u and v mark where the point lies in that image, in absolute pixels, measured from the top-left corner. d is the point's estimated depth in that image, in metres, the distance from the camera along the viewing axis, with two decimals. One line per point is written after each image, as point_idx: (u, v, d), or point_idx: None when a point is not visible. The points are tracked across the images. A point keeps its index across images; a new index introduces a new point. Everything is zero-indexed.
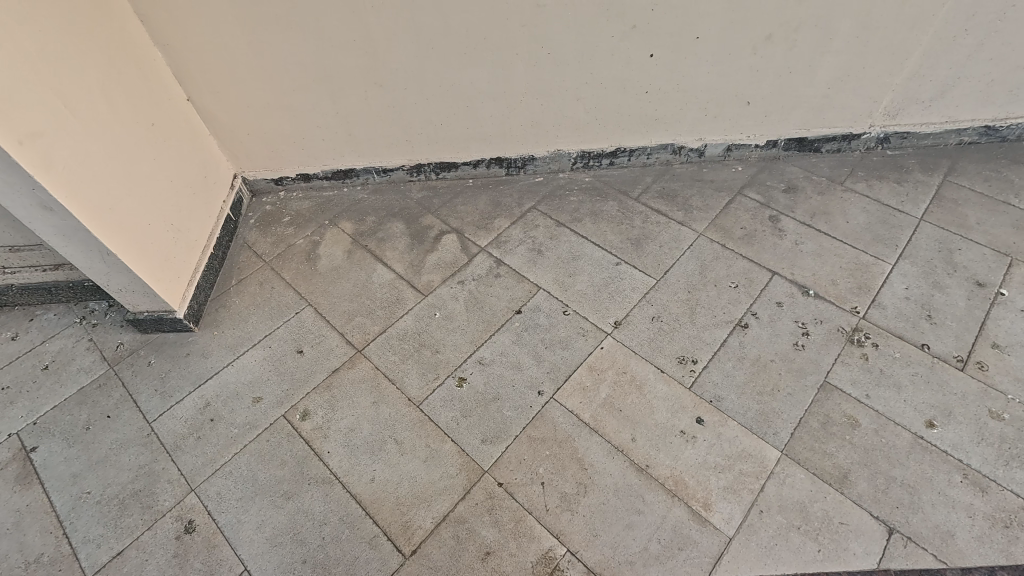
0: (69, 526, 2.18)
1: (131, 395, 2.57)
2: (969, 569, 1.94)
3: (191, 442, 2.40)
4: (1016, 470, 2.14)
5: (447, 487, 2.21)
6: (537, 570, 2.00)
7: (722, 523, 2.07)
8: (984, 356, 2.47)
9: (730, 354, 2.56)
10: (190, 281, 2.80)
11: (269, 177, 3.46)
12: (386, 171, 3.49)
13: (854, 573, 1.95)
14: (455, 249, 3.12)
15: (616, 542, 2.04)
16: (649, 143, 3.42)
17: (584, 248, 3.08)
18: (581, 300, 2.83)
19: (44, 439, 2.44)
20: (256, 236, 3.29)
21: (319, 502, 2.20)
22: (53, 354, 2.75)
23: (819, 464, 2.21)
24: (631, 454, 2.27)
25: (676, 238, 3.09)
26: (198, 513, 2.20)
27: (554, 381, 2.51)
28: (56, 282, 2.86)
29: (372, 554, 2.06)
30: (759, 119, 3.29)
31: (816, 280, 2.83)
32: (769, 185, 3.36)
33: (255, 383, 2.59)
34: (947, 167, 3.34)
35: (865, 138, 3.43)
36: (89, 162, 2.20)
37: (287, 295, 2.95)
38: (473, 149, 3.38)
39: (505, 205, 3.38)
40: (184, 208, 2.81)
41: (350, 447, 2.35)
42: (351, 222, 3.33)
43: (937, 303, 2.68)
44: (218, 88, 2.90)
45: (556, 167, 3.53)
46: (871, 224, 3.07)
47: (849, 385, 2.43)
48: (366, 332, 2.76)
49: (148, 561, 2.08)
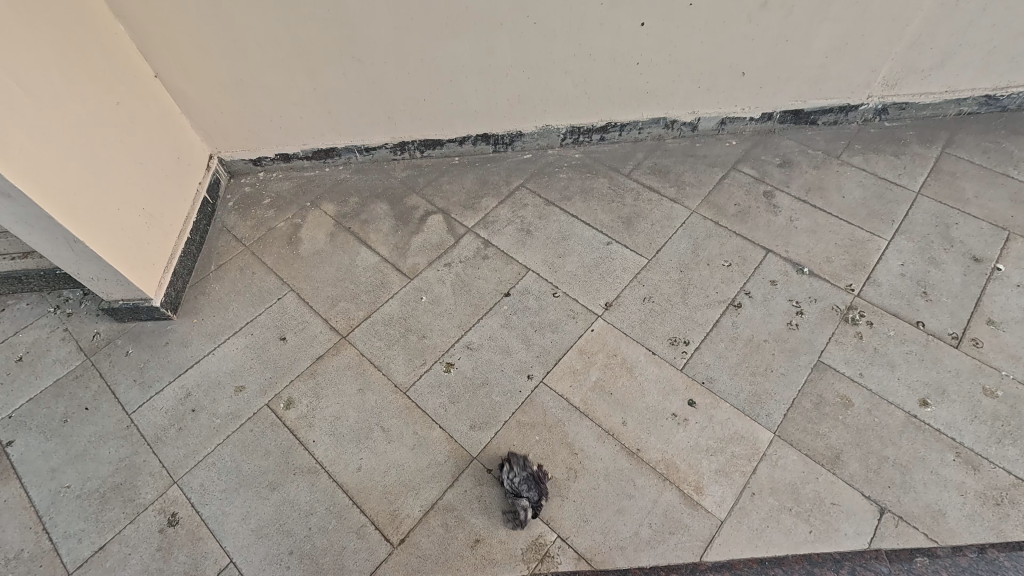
0: (49, 521, 2.14)
1: (109, 386, 2.50)
2: (959, 547, 1.94)
3: (172, 433, 2.34)
4: (1008, 448, 2.13)
5: (435, 474, 2.17)
6: (527, 556, 1.98)
7: (714, 506, 2.05)
8: (979, 333, 2.43)
9: (723, 334, 2.51)
10: (167, 267, 2.70)
11: (247, 158, 3.33)
12: (369, 150, 3.36)
13: (844, 554, 1.95)
14: (441, 230, 3.03)
15: (607, 527, 2.02)
16: (641, 117, 3.31)
17: (574, 227, 3.00)
18: (570, 282, 2.76)
19: (20, 433, 2.37)
20: (235, 220, 3.18)
21: (304, 492, 2.16)
22: (27, 345, 2.66)
23: (811, 445, 2.18)
24: (622, 438, 2.23)
25: (668, 216, 3.01)
26: (181, 505, 2.15)
27: (544, 366, 2.46)
28: (26, 271, 2.76)
29: (360, 544, 2.03)
30: (754, 90, 3.18)
31: (810, 258, 2.77)
32: (763, 159, 3.27)
33: (238, 372, 2.52)
34: (946, 139, 3.26)
35: (862, 109, 3.33)
36: (48, 146, 2.08)
37: (268, 280, 2.87)
38: (458, 126, 3.26)
39: (492, 183, 3.28)
40: (157, 192, 2.69)
41: (335, 436, 2.30)
42: (334, 204, 3.22)
43: (932, 280, 2.63)
44: (187, 64, 2.75)
45: (544, 143, 3.41)
46: (866, 199, 3.00)
47: (843, 365, 2.39)
48: (350, 318, 2.69)
49: (131, 555, 2.04)
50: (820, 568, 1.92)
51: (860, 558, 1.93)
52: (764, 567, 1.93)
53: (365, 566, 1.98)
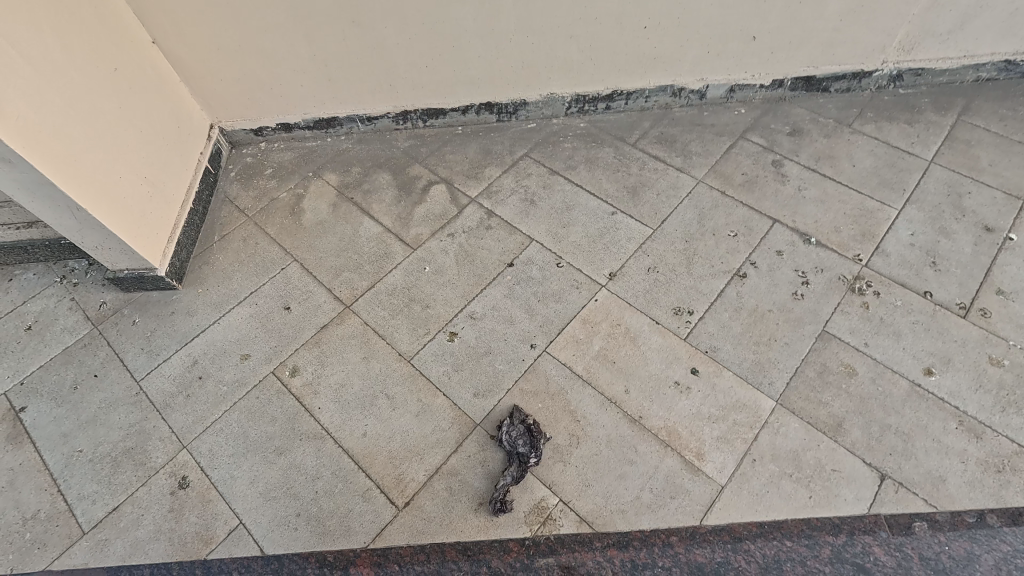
0: (63, 483, 2.19)
1: (117, 354, 2.53)
2: (958, 512, 1.96)
3: (180, 400, 2.38)
4: (1012, 417, 2.12)
5: (439, 440, 2.20)
6: (530, 519, 2.01)
7: (714, 472, 2.07)
8: (987, 303, 2.41)
9: (727, 304, 2.50)
10: (170, 237, 2.70)
11: (248, 127, 3.29)
12: (371, 120, 3.32)
13: (843, 518, 1.97)
14: (445, 201, 3.01)
15: (608, 491, 2.05)
16: (648, 85, 3.23)
17: (578, 197, 2.97)
18: (574, 252, 2.74)
19: (32, 400, 2.41)
20: (237, 190, 3.16)
21: (311, 458, 2.20)
22: (35, 314, 2.69)
23: (814, 413, 2.19)
24: (624, 406, 2.24)
25: (674, 186, 2.97)
26: (191, 469, 2.20)
27: (547, 335, 2.46)
28: (32, 241, 2.77)
29: (366, 507, 2.07)
30: (764, 56, 3.10)
31: (818, 228, 2.73)
32: (773, 128, 3.20)
33: (243, 340, 2.54)
34: (962, 106, 3.17)
35: (876, 75, 3.24)
36: (46, 112, 2.06)
37: (272, 251, 2.86)
38: (461, 94, 3.20)
39: (495, 153, 3.24)
40: (158, 161, 2.68)
41: (340, 403, 2.33)
42: (336, 174, 3.20)
43: (942, 250, 2.59)
44: (185, 30, 2.70)
45: (549, 112, 3.35)
46: (877, 168, 2.94)
47: (848, 334, 2.38)
48: (354, 288, 2.69)
49: (144, 516, 2.10)
50: (819, 532, 1.95)
51: (859, 523, 1.96)
52: (763, 531, 1.96)
53: (371, 528, 2.03)
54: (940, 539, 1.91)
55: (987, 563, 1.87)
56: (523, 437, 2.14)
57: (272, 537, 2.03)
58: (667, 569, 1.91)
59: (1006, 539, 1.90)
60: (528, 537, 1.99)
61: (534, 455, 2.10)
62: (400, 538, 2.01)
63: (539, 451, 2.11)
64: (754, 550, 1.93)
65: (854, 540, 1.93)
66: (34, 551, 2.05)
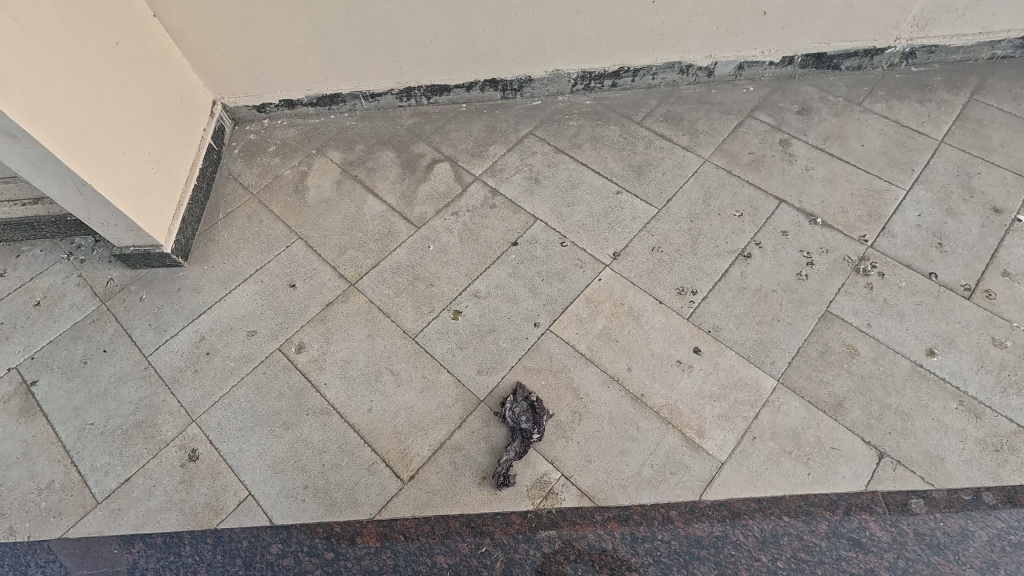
0: (76, 455, 2.24)
1: (125, 330, 2.56)
2: (955, 490, 1.98)
3: (188, 375, 2.41)
4: (1012, 397, 2.13)
5: (443, 416, 2.23)
6: (532, 493, 2.06)
7: (714, 449, 2.10)
8: (992, 285, 2.40)
9: (731, 284, 2.50)
10: (176, 214, 2.71)
11: (251, 104, 3.27)
12: (374, 96, 3.28)
13: (841, 495, 2.00)
14: (449, 179, 3.00)
15: (609, 467, 2.09)
16: (655, 62, 3.18)
17: (583, 176, 2.95)
18: (579, 231, 2.73)
19: (43, 374, 2.45)
20: (241, 167, 3.15)
21: (318, 432, 2.23)
22: (44, 290, 2.72)
23: (815, 392, 2.20)
24: (627, 383, 2.27)
25: (680, 165, 2.94)
26: (200, 442, 2.24)
27: (551, 313, 2.47)
28: (38, 217, 2.78)
29: (372, 480, 2.12)
30: (775, 32, 3.04)
31: (824, 208, 2.71)
32: (781, 106, 3.15)
33: (249, 317, 2.56)
34: (975, 85, 3.10)
35: (889, 53, 3.17)
36: (48, 86, 2.05)
37: (276, 228, 2.87)
38: (466, 70, 3.16)
39: (500, 131, 3.20)
40: (162, 138, 2.67)
41: (346, 379, 2.36)
42: (340, 151, 3.18)
43: (949, 231, 2.57)
44: (186, 2, 2.67)
45: (554, 90, 3.31)
46: (887, 148, 2.91)
47: (851, 315, 2.38)
48: (358, 266, 2.70)
49: (155, 487, 2.15)
50: (816, 508, 1.98)
51: (856, 499, 1.99)
52: (761, 506, 2.00)
53: (377, 500, 2.07)
54: (935, 516, 1.94)
55: (981, 539, 1.90)
56: (527, 413, 2.15)
57: (281, 508, 2.08)
58: (666, 542, 1.95)
59: (1001, 517, 1.93)
60: (530, 510, 2.03)
61: (538, 434, 2.13)
62: (405, 510, 2.05)
63: (542, 427, 2.14)
64: (752, 525, 1.97)
65: (851, 516, 1.96)
66: (50, 520, 2.11)
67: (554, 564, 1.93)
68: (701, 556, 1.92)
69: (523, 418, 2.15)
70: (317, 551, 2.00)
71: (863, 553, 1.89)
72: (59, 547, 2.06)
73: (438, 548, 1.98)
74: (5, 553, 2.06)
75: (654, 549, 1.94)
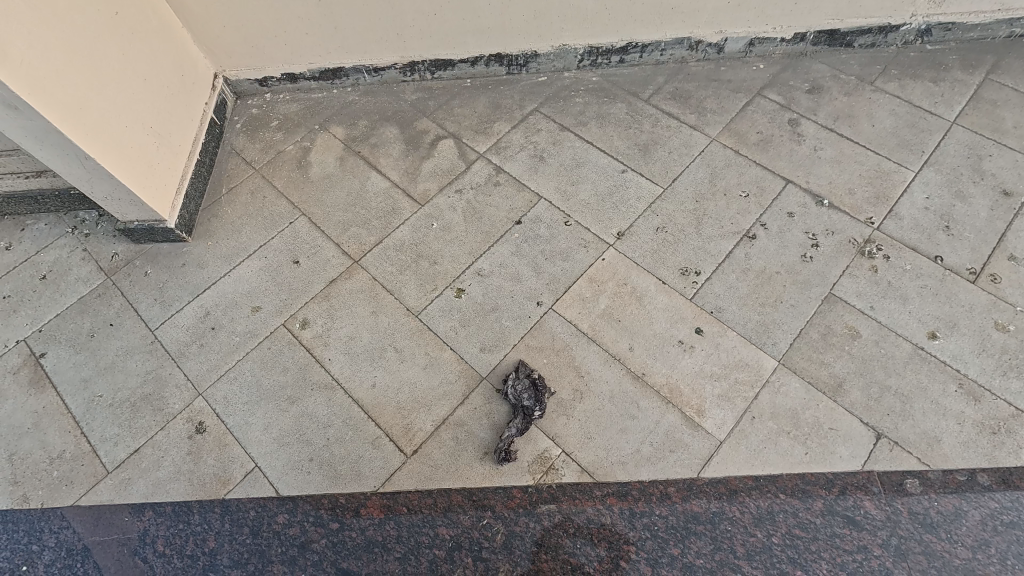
0: (86, 426, 2.28)
1: (131, 304, 2.58)
2: (950, 471, 2.01)
3: (194, 349, 2.44)
4: (1012, 380, 2.14)
5: (446, 392, 2.26)
6: (533, 469, 2.09)
7: (713, 428, 2.13)
8: (998, 268, 2.39)
9: (735, 265, 2.49)
10: (178, 188, 2.70)
11: (253, 77, 3.23)
12: (378, 70, 3.23)
13: (837, 474, 2.03)
14: (453, 156, 2.97)
15: (609, 444, 2.12)
16: (664, 37, 3.12)
17: (588, 154, 2.92)
18: (583, 210, 2.72)
19: (51, 346, 2.48)
20: (244, 142, 3.13)
21: (322, 406, 2.27)
22: (49, 264, 2.73)
23: (815, 373, 2.22)
24: (628, 362, 2.28)
25: (687, 144, 2.91)
26: (207, 415, 2.28)
27: (554, 293, 2.48)
28: (41, 190, 2.78)
29: (376, 454, 2.16)
30: (787, 7, 2.97)
31: (832, 189, 2.68)
32: (792, 85, 3.09)
33: (253, 293, 2.58)
34: (992, 64, 3.03)
35: (904, 30, 3.10)
36: (48, 56, 2.02)
37: (280, 204, 2.86)
38: (470, 44, 3.10)
39: (504, 107, 3.16)
40: (163, 111, 2.64)
41: (350, 355, 2.38)
42: (342, 127, 3.15)
43: (957, 214, 2.55)
44: None
45: (560, 65, 3.25)
46: (897, 128, 2.86)
47: (855, 297, 2.38)
48: (361, 243, 2.70)
49: (164, 458, 2.20)
50: (813, 486, 2.02)
51: (852, 478, 2.02)
52: (759, 484, 2.03)
53: (381, 473, 2.12)
54: (930, 495, 1.98)
55: (974, 518, 1.93)
56: (529, 390, 2.17)
57: (287, 480, 2.13)
58: (663, 517, 1.99)
59: (995, 497, 1.96)
60: (530, 485, 2.07)
61: (540, 411, 2.15)
62: (408, 483, 2.09)
63: (543, 405, 2.16)
64: (748, 502, 2.00)
65: (846, 495, 2.00)
66: (63, 487, 2.17)
67: (554, 537, 1.98)
68: (698, 531, 1.96)
69: (526, 397, 2.16)
70: (322, 522, 2.05)
71: (857, 531, 1.93)
72: (72, 514, 2.12)
73: (440, 520, 2.03)
74: (20, 519, 2.12)
75: (652, 524, 1.98)
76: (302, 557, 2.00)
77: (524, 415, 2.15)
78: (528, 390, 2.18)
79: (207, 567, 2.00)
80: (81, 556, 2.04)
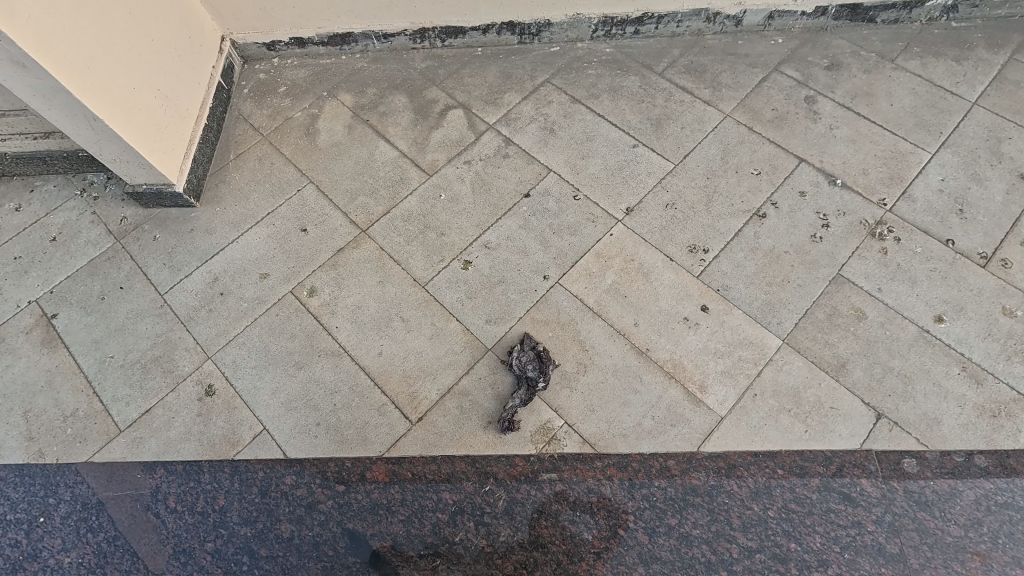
0: (98, 386, 2.33)
1: (141, 268, 2.60)
2: (948, 452, 2.04)
3: (203, 313, 2.47)
4: (1016, 365, 2.15)
5: (451, 362, 2.29)
6: (535, 439, 2.13)
7: (715, 405, 2.15)
8: (1010, 254, 2.37)
9: (744, 244, 2.48)
10: (187, 152, 2.69)
11: (261, 41, 3.18)
12: (387, 37, 3.18)
13: (835, 452, 2.06)
14: (461, 127, 2.93)
15: (611, 417, 2.15)
16: (681, 8, 3.04)
17: (599, 128, 2.88)
18: (593, 185, 2.69)
19: (62, 307, 2.52)
20: (251, 108, 3.10)
21: (329, 372, 2.30)
22: (59, 226, 2.74)
23: (818, 353, 2.23)
24: (632, 338, 2.30)
25: (700, 120, 2.86)
26: (216, 379, 2.32)
27: (560, 267, 2.47)
28: (50, 152, 2.78)
29: (381, 420, 2.20)
30: None
31: (846, 169, 2.64)
32: (810, 60, 3.01)
33: (261, 260, 2.59)
34: (1018, 43, 2.94)
35: (929, 6, 3.00)
36: (56, 15, 2.00)
37: (288, 171, 2.85)
38: (482, 11, 3.02)
39: (516, 77, 3.10)
40: (171, 73, 2.61)
41: (357, 323, 2.40)
42: (351, 94, 3.11)
43: (971, 197, 2.51)
44: None
45: (573, 36, 3.18)
46: (916, 108, 2.80)
47: (863, 279, 2.37)
48: (369, 213, 2.69)
49: (175, 418, 2.25)
50: (811, 463, 2.05)
51: (849, 457, 2.05)
52: (757, 459, 2.06)
53: (387, 440, 2.16)
54: (926, 475, 2.00)
55: (968, 498, 1.96)
56: (534, 362, 2.20)
57: (294, 443, 2.18)
58: (662, 489, 2.03)
59: (990, 479, 1.98)
60: (533, 455, 2.11)
61: (541, 381, 2.18)
62: (412, 449, 2.14)
63: (548, 376, 2.19)
64: (746, 476, 2.04)
65: (843, 473, 2.03)
66: (76, 444, 2.22)
67: (554, 505, 2.02)
68: (695, 504, 2.00)
69: (530, 369, 2.19)
70: (328, 484, 2.10)
71: (852, 507, 1.97)
72: (86, 470, 2.18)
73: (443, 486, 2.08)
74: (37, 473, 2.19)
75: (651, 495, 2.02)
76: (309, 516, 2.06)
77: (528, 386, 2.18)
78: (532, 364, 2.20)
79: (217, 523, 2.06)
80: (96, 510, 2.11)
